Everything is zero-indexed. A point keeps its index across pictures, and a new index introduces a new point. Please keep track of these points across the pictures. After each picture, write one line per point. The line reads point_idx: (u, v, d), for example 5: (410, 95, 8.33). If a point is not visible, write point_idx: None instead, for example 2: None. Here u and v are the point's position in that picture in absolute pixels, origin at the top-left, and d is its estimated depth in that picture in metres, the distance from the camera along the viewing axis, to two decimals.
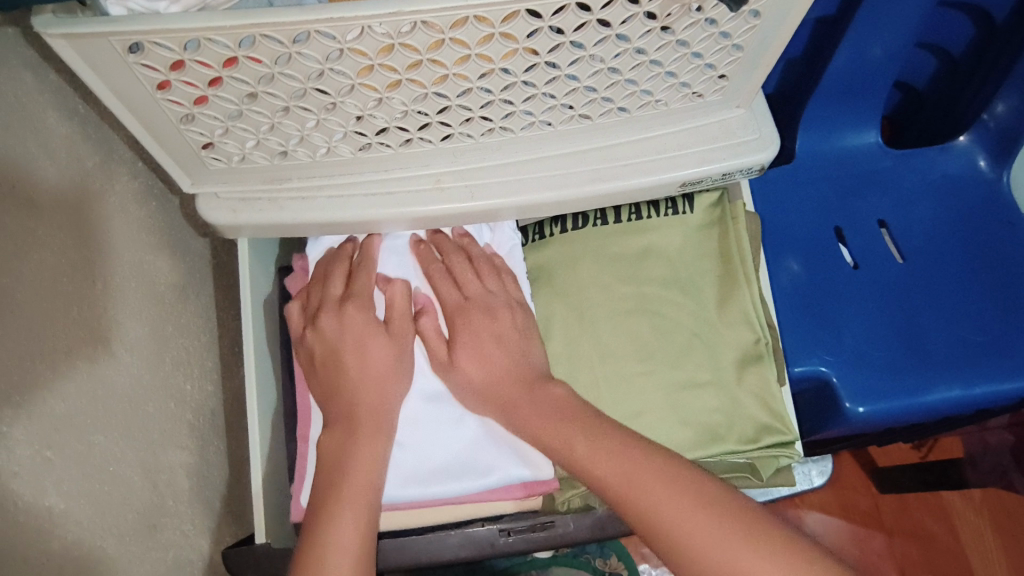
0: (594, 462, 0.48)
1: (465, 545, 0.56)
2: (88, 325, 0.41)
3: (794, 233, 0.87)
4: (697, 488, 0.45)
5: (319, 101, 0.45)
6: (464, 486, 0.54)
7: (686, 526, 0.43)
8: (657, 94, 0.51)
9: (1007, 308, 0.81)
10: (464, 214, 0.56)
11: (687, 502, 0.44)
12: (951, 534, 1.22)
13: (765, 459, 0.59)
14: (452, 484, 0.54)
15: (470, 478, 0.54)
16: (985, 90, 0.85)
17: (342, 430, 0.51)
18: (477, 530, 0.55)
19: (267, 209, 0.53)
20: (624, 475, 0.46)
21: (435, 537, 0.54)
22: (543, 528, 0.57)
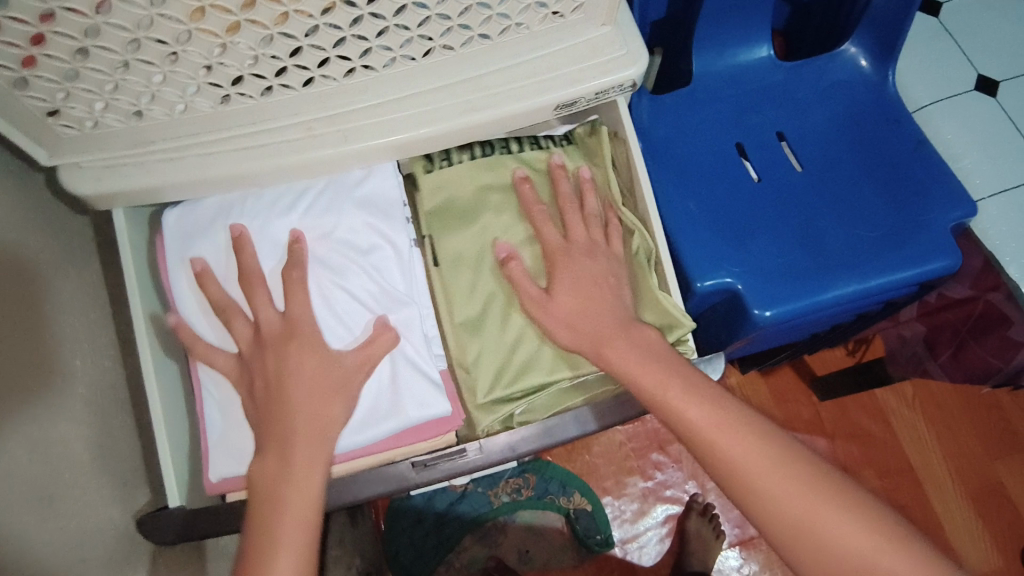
0: (622, 369, 0.55)
1: (385, 479, 0.56)
2: None
3: (697, 153, 0.89)
4: (723, 406, 0.51)
5: (159, 51, 0.44)
6: (381, 429, 0.56)
7: (696, 414, 0.51)
8: (515, 18, 0.51)
9: (899, 201, 0.85)
10: (340, 158, 0.55)
11: (700, 399, 0.52)
12: (888, 430, 1.30)
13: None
14: (370, 429, 0.56)
15: (386, 419, 0.56)
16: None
17: (309, 446, 0.51)
18: (387, 467, 0.57)
19: (136, 173, 0.52)
20: (658, 394, 0.53)
21: (346, 479, 0.56)
22: (459, 456, 0.57)
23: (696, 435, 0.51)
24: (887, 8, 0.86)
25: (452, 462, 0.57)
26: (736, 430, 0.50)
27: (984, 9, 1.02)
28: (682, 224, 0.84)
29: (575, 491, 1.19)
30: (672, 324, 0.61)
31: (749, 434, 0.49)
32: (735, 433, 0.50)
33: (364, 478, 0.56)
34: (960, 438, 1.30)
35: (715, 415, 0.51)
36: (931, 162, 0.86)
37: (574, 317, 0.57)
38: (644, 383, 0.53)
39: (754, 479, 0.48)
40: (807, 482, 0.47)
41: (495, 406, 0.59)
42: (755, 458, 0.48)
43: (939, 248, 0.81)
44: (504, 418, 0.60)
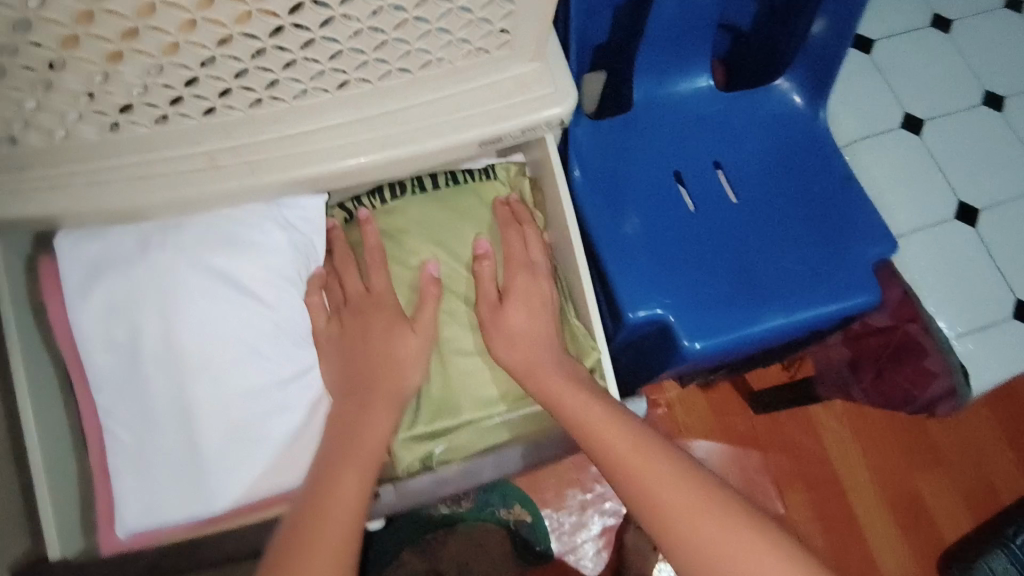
0: (535, 377, 0.56)
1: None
2: None
3: (635, 179, 0.88)
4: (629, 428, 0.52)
5: (30, 78, 0.39)
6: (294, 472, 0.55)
7: (601, 424, 0.52)
8: (436, 53, 0.49)
9: (826, 236, 0.86)
10: (249, 190, 0.52)
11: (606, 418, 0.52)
12: (818, 445, 1.34)
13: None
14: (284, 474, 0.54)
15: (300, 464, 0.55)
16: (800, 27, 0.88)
17: (356, 404, 0.54)
18: None
19: (15, 202, 0.48)
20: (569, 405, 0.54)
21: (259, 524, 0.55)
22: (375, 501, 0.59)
23: (600, 450, 0.51)
24: (825, 39, 0.87)
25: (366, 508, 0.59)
26: (638, 450, 0.50)
27: (912, 47, 1.06)
28: (619, 253, 0.83)
29: (515, 502, 1.20)
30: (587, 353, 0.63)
31: (629, 430, 0.51)
32: (620, 429, 0.52)
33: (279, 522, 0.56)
34: (885, 453, 1.34)
35: (602, 415, 0.53)
36: (858, 199, 0.88)
37: (501, 349, 0.58)
38: (544, 385, 0.56)
39: (658, 500, 0.47)
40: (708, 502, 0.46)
41: (416, 443, 0.60)
42: (657, 480, 0.48)
43: (861, 285, 0.83)
44: (422, 459, 0.60)
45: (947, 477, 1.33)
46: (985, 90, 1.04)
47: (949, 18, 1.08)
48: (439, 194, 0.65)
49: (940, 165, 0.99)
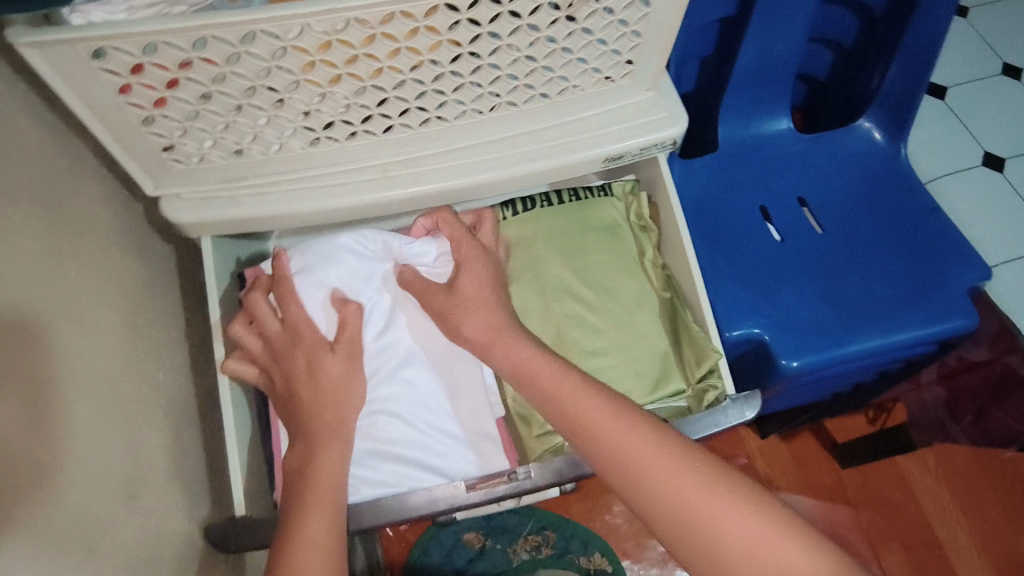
0: (557, 401, 0.49)
1: (437, 500, 0.56)
2: (67, 318, 0.45)
3: (723, 212, 0.94)
4: (667, 446, 0.45)
5: (269, 98, 0.50)
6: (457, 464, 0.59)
7: (639, 447, 0.45)
8: (572, 80, 0.58)
9: (915, 263, 0.89)
10: (412, 199, 0.61)
11: (639, 437, 0.45)
12: (913, 501, 1.29)
13: (695, 397, 0.64)
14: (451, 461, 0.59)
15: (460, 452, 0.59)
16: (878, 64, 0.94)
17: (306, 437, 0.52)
18: (441, 489, 0.57)
19: (228, 206, 0.58)
20: (591, 418, 0.47)
21: (401, 496, 0.56)
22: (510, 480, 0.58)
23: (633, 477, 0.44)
24: (898, 85, 0.93)
25: (506, 485, 0.58)
26: (684, 473, 0.43)
27: (984, 94, 1.11)
28: (712, 279, 0.88)
29: (596, 551, 1.20)
30: (704, 355, 0.64)
31: (708, 477, 0.43)
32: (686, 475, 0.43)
33: (418, 497, 0.56)
34: (986, 511, 1.28)
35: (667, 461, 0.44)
36: (943, 229, 0.91)
37: None
38: (582, 411, 0.47)
39: (708, 535, 0.41)
40: (777, 531, 0.40)
41: (546, 435, 0.63)
42: (708, 509, 0.42)
43: (955, 309, 0.85)
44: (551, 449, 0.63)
45: None
46: None
47: (1018, 67, 1.13)
48: (561, 206, 0.70)
49: None
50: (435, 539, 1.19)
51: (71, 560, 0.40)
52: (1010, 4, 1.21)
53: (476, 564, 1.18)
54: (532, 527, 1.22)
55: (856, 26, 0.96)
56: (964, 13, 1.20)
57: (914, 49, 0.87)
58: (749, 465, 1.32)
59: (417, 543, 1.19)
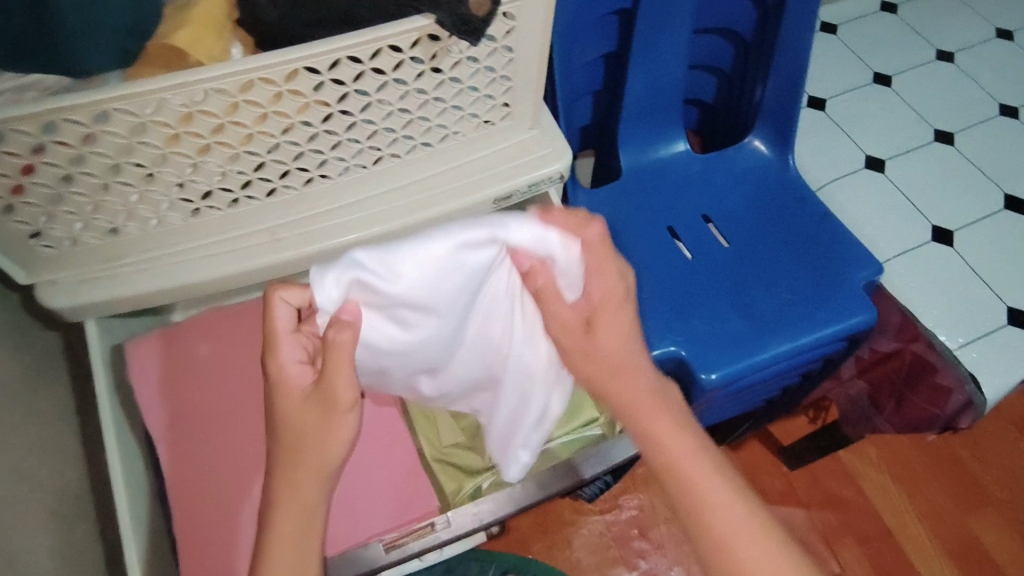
0: (616, 382, 0.54)
1: (355, 563, 0.59)
2: None
3: (632, 236, 0.98)
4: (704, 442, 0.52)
5: (136, 173, 0.49)
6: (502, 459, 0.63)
7: (679, 440, 0.52)
8: (452, 127, 0.60)
9: (816, 266, 0.94)
10: (305, 259, 0.60)
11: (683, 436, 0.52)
12: (860, 494, 1.32)
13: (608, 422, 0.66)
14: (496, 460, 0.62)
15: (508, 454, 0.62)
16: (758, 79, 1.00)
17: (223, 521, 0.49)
18: (359, 553, 0.59)
19: (110, 285, 0.56)
20: (641, 410, 0.53)
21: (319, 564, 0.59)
22: (428, 532, 0.61)
23: (672, 467, 0.51)
24: (778, 101, 0.99)
25: (421, 541, 0.60)
26: (708, 475, 0.51)
27: (860, 102, 1.19)
28: (628, 302, 0.90)
29: None
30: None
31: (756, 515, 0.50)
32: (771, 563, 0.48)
33: (336, 562, 0.59)
34: (928, 493, 1.32)
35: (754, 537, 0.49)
36: (836, 231, 0.97)
37: None
38: (680, 460, 0.51)
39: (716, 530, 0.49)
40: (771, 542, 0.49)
41: (466, 478, 0.64)
42: (719, 512, 0.49)
43: (856, 305, 0.90)
44: (472, 493, 0.64)
45: (998, 511, 1.30)
46: (934, 129, 1.17)
47: (887, 75, 1.23)
48: None
49: (908, 196, 1.09)
50: None
51: None
52: (873, 19, 1.31)
53: None
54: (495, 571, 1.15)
55: (731, 52, 1.02)
56: (830, 30, 1.30)
57: (785, 68, 0.94)
58: None
59: None
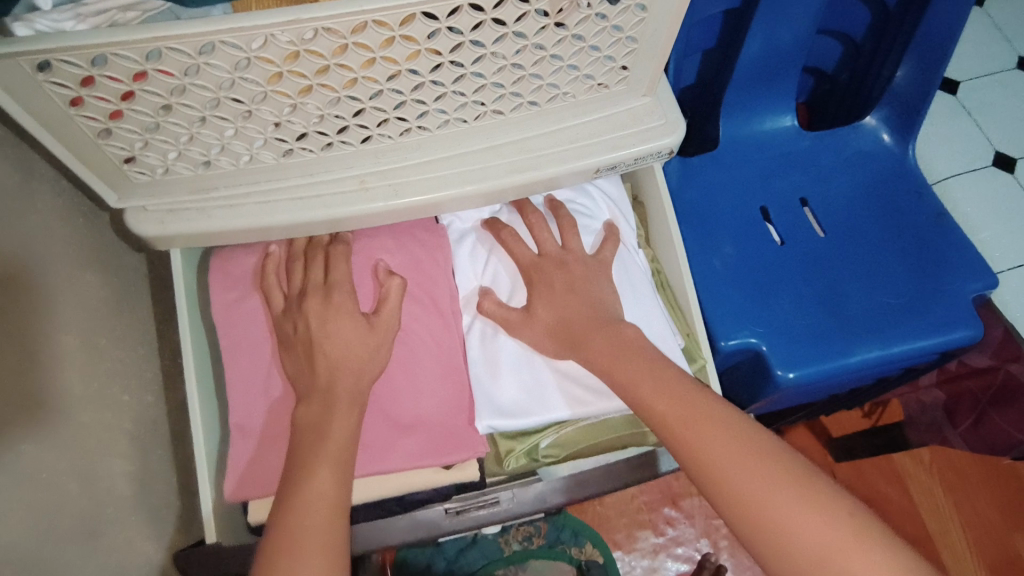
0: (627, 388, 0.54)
1: (419, 525, 0.60)
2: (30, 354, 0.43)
3: (724, 212, 0.91)
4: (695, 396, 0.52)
5: (234, 109, 0.46)
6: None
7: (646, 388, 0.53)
8: (563, 87, 0.55)
9: (921, 270, 0.86)
10: (391, 213, 0.58)
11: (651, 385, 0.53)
12: (907, 499, 1.27)
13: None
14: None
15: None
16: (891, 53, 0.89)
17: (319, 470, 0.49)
18: (424, 513, 0.60)
19: (195, 218, 0.54)
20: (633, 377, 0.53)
21: (385, 522, 0.59)
22: (490, 505, 0.61)
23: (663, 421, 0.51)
24: (912, 82, 0.89)
25: (483, 511, 0.60)
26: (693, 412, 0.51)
27: (1000, 89, 1.06)
28: (710, 284, 0.86)
29: (586, 540, 1.21)
30: (694, 353, 0.69)
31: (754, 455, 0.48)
32: (785, 487, 0.46)
33: (402, 521, 0.60)
34: (979, 508, 1.27)
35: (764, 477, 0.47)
36: (951, 233, 0.88)
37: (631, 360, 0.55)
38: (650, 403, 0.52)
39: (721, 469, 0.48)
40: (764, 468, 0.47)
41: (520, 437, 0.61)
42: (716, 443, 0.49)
43: (961, 319, 0.82)
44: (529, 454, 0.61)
45: None
46: None
47: None
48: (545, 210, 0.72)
49: None
50: None
51: None
52: None
53: (467, 554, 1.18)
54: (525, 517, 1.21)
55: (867, 21, 0.91)
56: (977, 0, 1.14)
57: (929, 46, 0.84)
58: None
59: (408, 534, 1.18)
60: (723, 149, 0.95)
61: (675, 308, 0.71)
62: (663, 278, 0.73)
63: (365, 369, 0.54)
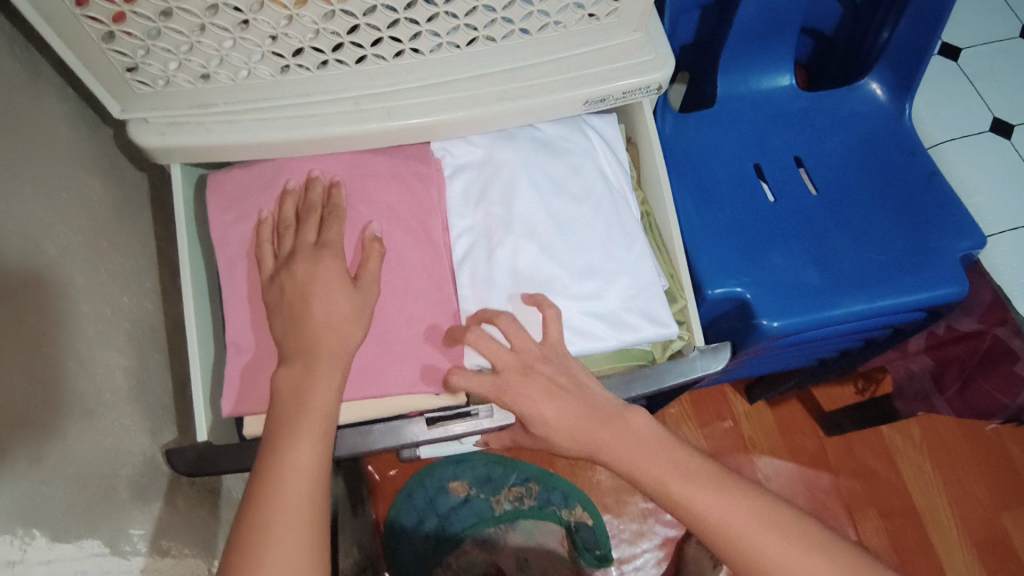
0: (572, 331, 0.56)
1: (400, 435, 0.58)
2: (28, 237, 0.45)
3: (718, 167, 0.92)
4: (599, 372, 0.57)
5: (232, 18, 0.48)
6: (650, 335, 0.63)
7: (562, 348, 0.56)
8: (554, 16, 0.56)
9: (911, 229, 0.87)
10: (384, 135, 0.60)
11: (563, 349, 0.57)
12: (894, 471, 1.28)
13: (661, 347, 0.67)
14: (640, 332, 0.63)
15: (656, 325, 0.63)
16: (888, 12, 0.90)
17: (301, 369, 0.52)
18: (405, 425, 0.58)
19: (195, 132, 0.56)
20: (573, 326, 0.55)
21: (364, 430, 0.58)
22: (472, 419, 0.59)
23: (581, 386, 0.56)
24: (908, 41, 0.89)
25: (466, 425, 0.59)
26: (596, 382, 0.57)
27: (1000, 58, 1.07)
28: (700, 235, 0.87)
29: (576, 503, 1.22)
30: (676, 294, 0.69)
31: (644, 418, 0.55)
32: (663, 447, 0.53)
33: (382, 431, 0.58)
34: (966, 483, 1.28)
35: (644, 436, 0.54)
36: (942, 194, 0.89)
37: None
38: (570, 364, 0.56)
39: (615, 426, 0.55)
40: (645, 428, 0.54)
41: None
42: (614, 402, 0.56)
43: (947, 276, 0.83)
44: None
45: None
46: None
47: None
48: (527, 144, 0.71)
49: None
50: (419, 485, 1.21)
51: (18, 470, 0.40)
52: None
53: (459, 512, 1.20)
54: (516, 479, 1.23)
55: None
56: None
57: (926, 3, 0.84)
58: (735, 428, 1.31)
59: (402, 490, 1.21)
60: (720, 107, 0.96)
61: (661, 251, 0.72)
62: (652, 220, 0.74)
63: (352, 281, 0.56)
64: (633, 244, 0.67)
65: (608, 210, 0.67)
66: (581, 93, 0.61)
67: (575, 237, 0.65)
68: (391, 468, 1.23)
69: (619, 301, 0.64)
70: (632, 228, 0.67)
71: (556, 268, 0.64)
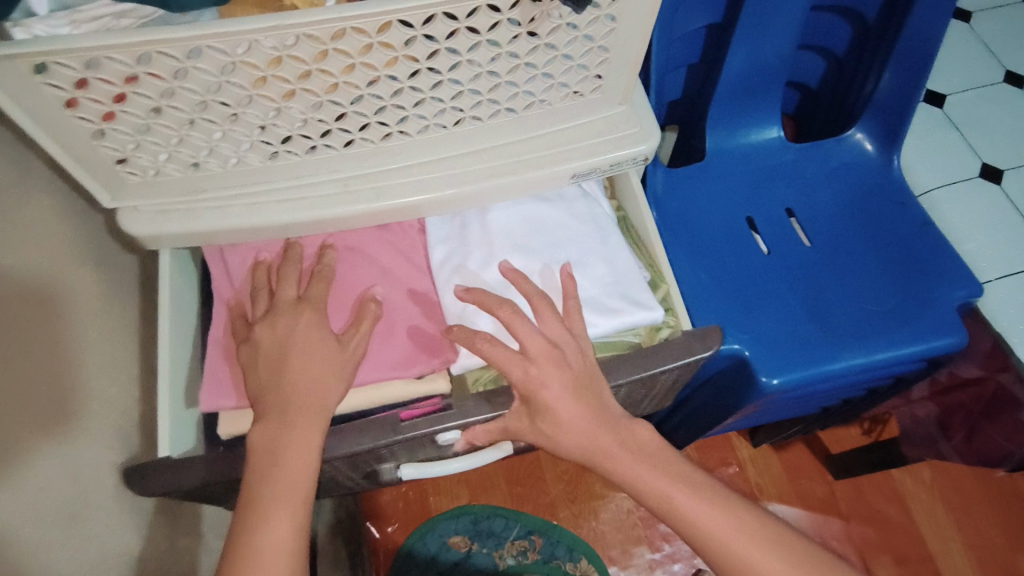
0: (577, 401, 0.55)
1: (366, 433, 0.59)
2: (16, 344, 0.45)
3: (709, 221, 0.93)
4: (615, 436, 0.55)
5: (221, 112, 0.49)
6: (637, 317, 0.64)
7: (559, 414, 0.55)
8: (539, 95, 0.57)
9: (905, 278, 0.87)
10: (373, 215, 0.60)
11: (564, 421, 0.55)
12: (907, 517, 1.25)
13: (649, 335, 0.67)
14: (626, 315, 0.64)
15: (641, 307, 0.64)
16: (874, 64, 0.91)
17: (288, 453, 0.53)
18: (373, 424, 0.59)
19: (186, 218, 0.57)
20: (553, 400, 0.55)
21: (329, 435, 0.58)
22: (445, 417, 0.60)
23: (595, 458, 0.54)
24: (892, 94, 0.91)
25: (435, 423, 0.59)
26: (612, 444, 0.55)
27: (987, 104, 1.08)
28: (695, 293, 0.87)
29: (581, 556, 1.18)
30: (658, 280, 0.70)
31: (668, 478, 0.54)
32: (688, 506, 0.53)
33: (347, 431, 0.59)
34: (982, 528, 1.24)
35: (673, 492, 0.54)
36: (935, 242, 0.89)
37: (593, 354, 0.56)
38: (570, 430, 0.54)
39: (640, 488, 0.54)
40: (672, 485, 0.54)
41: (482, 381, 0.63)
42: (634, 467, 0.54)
43: (945, 327, 0.83)
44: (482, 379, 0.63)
45: None
46: None
47: (1021, 74, 1.11)
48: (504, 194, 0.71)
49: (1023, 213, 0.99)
50: (420, 541, 1.18)
51: None
52: (1015, 9, 1.18)
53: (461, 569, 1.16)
54: (519, 532, 1.20)
55: (848, 34, 0.94)
56: (962, 18, 1.17)
57: (908, 54, 0.85)
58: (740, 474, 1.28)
59: (403, 546, 1.19)
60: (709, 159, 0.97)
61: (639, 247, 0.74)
62: (629, 223, 0.75)
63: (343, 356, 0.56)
64: (609, 238, 0.68)
65: (583, 214, 0.69)
66: (569, 167, 0.61)
67: (553, 237, 0.67)
68: (390, 524, 1.20)
69: (600, 288, 0.65)
70: (607, 226, 0.69)
71: (535, 261, 0.65)
